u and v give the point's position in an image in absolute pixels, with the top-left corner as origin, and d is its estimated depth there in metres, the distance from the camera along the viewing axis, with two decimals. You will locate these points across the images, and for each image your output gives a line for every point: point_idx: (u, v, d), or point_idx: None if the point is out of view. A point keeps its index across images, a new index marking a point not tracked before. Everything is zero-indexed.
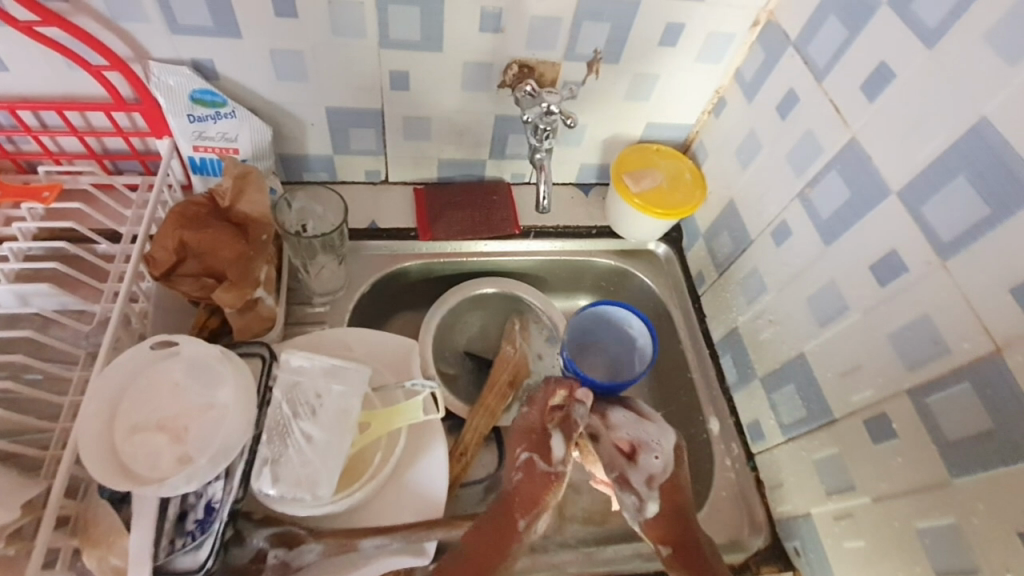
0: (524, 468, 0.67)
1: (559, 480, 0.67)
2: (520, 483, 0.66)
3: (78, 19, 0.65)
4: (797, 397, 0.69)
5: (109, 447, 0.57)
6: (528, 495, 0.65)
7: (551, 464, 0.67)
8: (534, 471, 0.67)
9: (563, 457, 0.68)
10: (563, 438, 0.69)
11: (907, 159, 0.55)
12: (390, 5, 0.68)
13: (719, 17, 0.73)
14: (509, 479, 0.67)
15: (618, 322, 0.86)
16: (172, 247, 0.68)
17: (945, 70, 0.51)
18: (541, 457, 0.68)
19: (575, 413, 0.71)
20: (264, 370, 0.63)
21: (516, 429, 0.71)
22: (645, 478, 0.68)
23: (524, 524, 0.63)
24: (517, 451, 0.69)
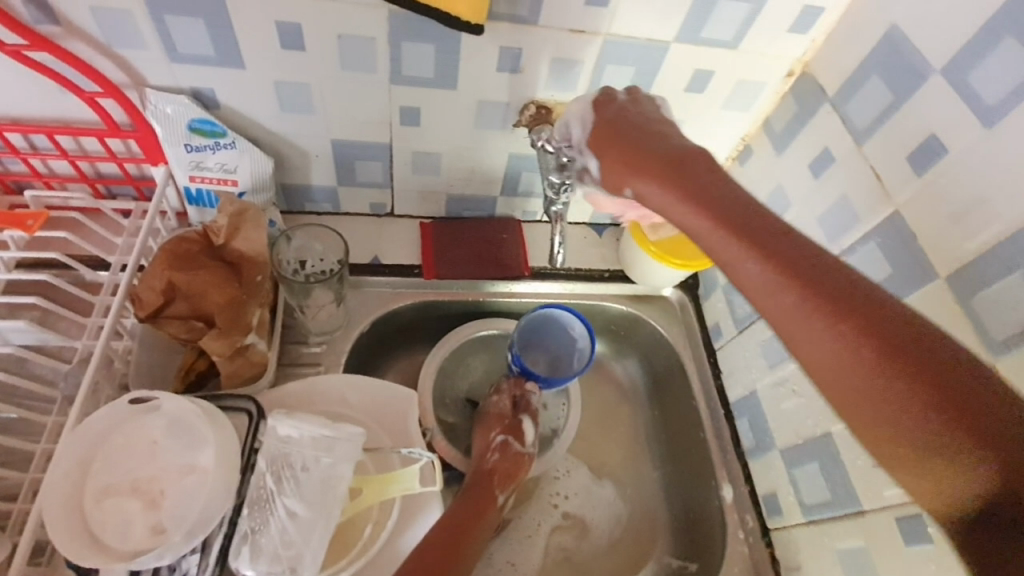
0: (502, 450, 0.76)
1: (529, 457, 0.77)
2: (496, 462, 0.74)
3: (70, 44, 0.62)
4: (821, 477, 0.66)
5: (77, 511, 0.53)
6: (503, 472, 0.74)
7: (522, 444, 0.77)
8: (509, 450, 0.76)
9: (532, 438, 0.79)
10: (531, 422, 0.80)
11: (956, 246, 0.52)
12: (404, 42, 0.64)
13: (750, 65, 0.69)
14: (487, 459, 0.75)
15: (557, 323, 0.82)
16: (160, 287, 0.63)
17: (1000, 156, 0.49)
18: (514, 439, 0.77)
19: (534, 401, 0.81)
20: (251, 429, 0.59)
21: (488, 417, 0.79)
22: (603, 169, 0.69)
23: (503, 497, 0.72)
24: (493, 435, 0.77)
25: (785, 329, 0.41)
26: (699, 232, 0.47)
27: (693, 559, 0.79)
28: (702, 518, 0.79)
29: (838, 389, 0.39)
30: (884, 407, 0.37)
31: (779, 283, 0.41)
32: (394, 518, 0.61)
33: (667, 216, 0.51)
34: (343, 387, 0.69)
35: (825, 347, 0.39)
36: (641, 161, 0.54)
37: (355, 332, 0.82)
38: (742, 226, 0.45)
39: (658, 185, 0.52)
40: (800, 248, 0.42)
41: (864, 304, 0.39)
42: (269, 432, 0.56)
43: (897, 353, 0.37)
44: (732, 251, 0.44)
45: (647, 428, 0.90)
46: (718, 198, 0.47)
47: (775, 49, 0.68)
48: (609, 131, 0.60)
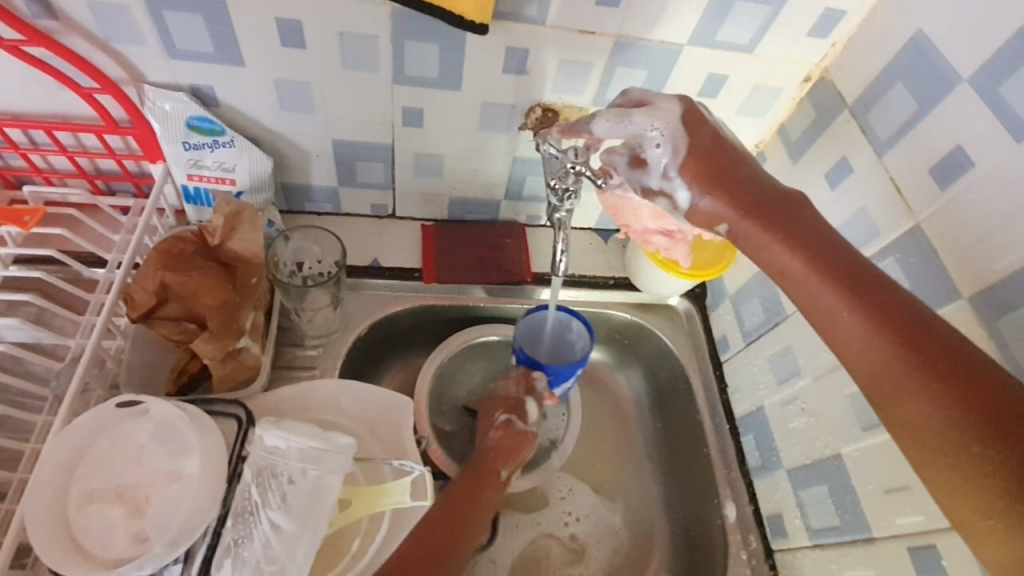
0: (504, 429, 0.74)
1: (533, 438, 0.75)
2: (498, 439, 0.73)
3: (68, 39, 0.60)
4: (830, 501, 0.63)
5: (60, 517, 0.51)
6: (503, 449, 0.72)
7: (526, 423, 0.75)
8: (511, 428, 0.74)
9: (536, 418, 0.76)
10: (537, 404, 0.77)
11: (981, 265, 0.50)
12: (408, 40, 0.62)
13: (766, 70, 0.67)
14: (489, 437, 0.74)
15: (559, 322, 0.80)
16: (152, 288, 0.62)
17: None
18: (517, 418, 0.75)
19: (538, 386, 0.77)
20: (240, 435, 0.58)
21: (493, 399, 0.78)
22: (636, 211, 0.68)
23: (507, 473, 0.70)
24: (495, 415, 0.76)
25: (877, 379, 0.43)
26: (790, 273, 0.49)
27: None
28: (704, 538, 0.76)
29: (926, 442, 0.40)
30: (972, 466, 0.38)
31: (878, 335, 0.43)
32: (384, 531, 0.60)
33: (757, 254, 0.52)
34: (336, 393, 0.68)
35: (918, 401, 0.41)
36: (734, 197, 0.54)
37: (352, 336, 0.80)
38: (844, 274, 0.46)
39: (746, 220, 0.52)
40: (899, 302, 0.44)
41: (958, 366, 0.40)
42: (256, 442, 0.54)
43: (993, 416, 0.38)
44: (831, 298, 0.46)
45: (649, 441, 0.88)
46: (814, 243, 0.49)
47: (792, 53, 0.65)
48: (698, 165, 0.56)
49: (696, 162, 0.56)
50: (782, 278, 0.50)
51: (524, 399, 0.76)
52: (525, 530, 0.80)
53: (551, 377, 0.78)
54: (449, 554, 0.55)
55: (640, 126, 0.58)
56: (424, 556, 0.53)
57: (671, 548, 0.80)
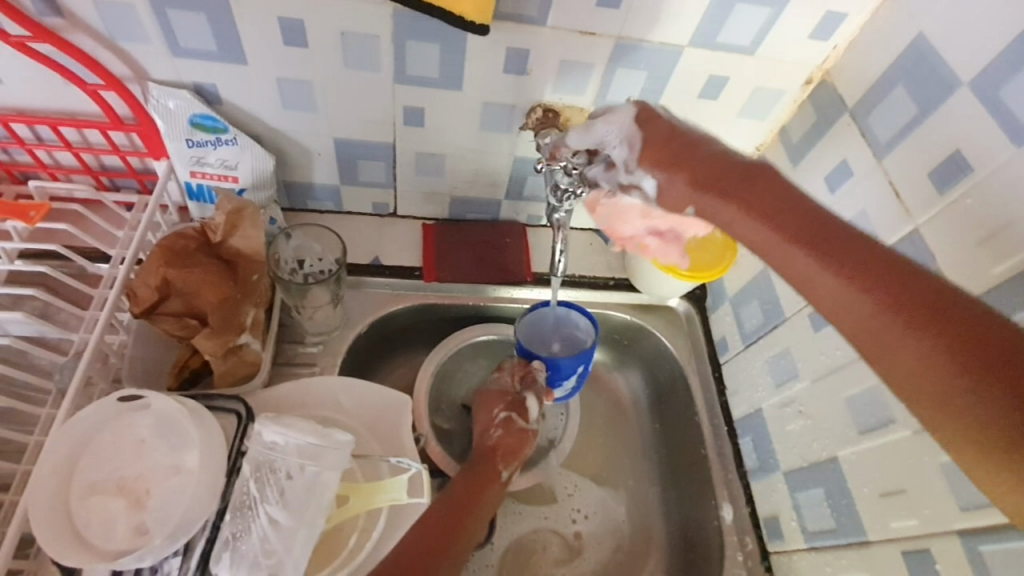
0: (505, 427, 0.74)
1: (533, 435, 0.75)
2: (500, 438, 0.73)
3: (73, 37, 0.61)
4: (826, 504, 0.63)
5: (62, 508, 0.52)
6: (507, 449, 0.73)
7: (527, 421, 0.75)
8: (511, 427, 0.74)
9: (537, 415, 0.76)
10: (536, 399, 0.75)
11: (979, 269, 0.49)
12: (409, 40, 0.63)
13: (767, 72, 0.67)
14: (489, 436, 0.73)
15: (561, 317, 0.80)
16: (154, 284, 0.63)
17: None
18: (517, 415, 0.75)
19: (538, 378, 0.75)
20: (239, 431, 0.59)
21: (489, 394, 0.77)
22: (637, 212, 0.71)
23: (507, 474, 0.70)
24: (495, 412, 0.75)
25: (868, 338, 0.42)
26: (761, 243, 0.48)
27: None
28: (701, 537, 0.77)
29: (928, 399, 0.38)
30: (977, 418, 0.36)
31: (862, 295, 0.42)
32: (381, 528, 0.60)
33: (729, 228, 0.51)
34: (336, 390, 0.68)
35: (914, 357, 0.39)
36: (700, 174, 0.54)
37: (352, 334, 0.81)
38: (816, 238, 0.45)
39: (712, 195, 0.52)
40: (876, 256, 0.43)
41: (949, 314, 0.39)
42: (255, 437, 0.55)
43: (992, 360, 0.36)
44: (805, 263, 0.45)
45: (648, 441, 0.88)
46: (783, 209, 0.48)
47: (793, 56, 0.65)
48: (659, 145, 0.58)
49: (658, 143, 0.57)
50: (755, 248, 0.49)
51: (524, 396, 0.75)
52: (530, 516, 0.81)
53: (551, 370, 0.75)
54: (450, 550, 0.55)
55: (600, 133, 0.62)
56: (425, 553, 0.54)
57: (670, 548, 0.80)
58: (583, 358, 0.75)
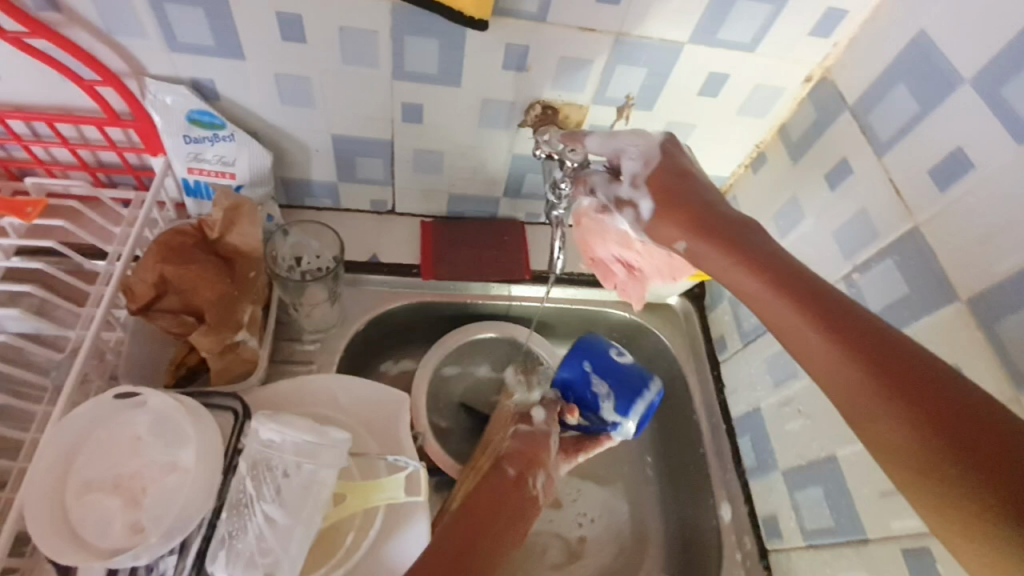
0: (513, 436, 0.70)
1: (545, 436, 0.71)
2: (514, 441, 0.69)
3: (70, 32, 0.61)
4: (824, 503, 0.63)
5: (57, 506, 0.52)
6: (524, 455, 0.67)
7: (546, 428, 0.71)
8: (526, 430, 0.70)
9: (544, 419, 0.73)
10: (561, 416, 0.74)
11: (980, 267, 0.49)
12: (407, 36, 0.62)
13: (767, 70, 0.66)
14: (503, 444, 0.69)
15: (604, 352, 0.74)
16: (151, 281, 0.62)
17: None
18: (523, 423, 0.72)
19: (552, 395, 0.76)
20: (236, 429, 0.58)
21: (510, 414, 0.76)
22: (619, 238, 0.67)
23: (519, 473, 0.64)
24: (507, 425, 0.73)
25: (847, 399, 0.43)
26: (752, 295, 0.50)
27: None
28: (700, 538, 0.76)
29: (902, 466, 0.40)
30: (947, 488, 0.37)
31: (844, 357, 0.43)
32: (378, 526, 0.60)
33: (722, 276, 0.53)
34: (332, 387, 0.68)
35: (889, 423, 0.40)
36: (697, 220, 0.55)
37: (350, 332, 0.81)
38: (805, 297, 0.47)
39: (708, 243, 0.54)
40: (858, 319, 0.45)
41: (924, 383, 0.40)
42: (252, 435, 0.54)
43: (963, 435, 0.38)
44: (794, 319, 0.47)
45: (647, 440, 0.88)
46: (774, 263, 0.50)
47: (794, 53, 0.65)
48: (661, 184, 0.59)
49: (661, 186, 0.59)
50: (746, 299, 0.51)
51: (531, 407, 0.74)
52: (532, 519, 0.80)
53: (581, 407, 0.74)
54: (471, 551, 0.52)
55: (620, 142, 0.62)
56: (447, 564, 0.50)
57: (668, 549, 0.80)
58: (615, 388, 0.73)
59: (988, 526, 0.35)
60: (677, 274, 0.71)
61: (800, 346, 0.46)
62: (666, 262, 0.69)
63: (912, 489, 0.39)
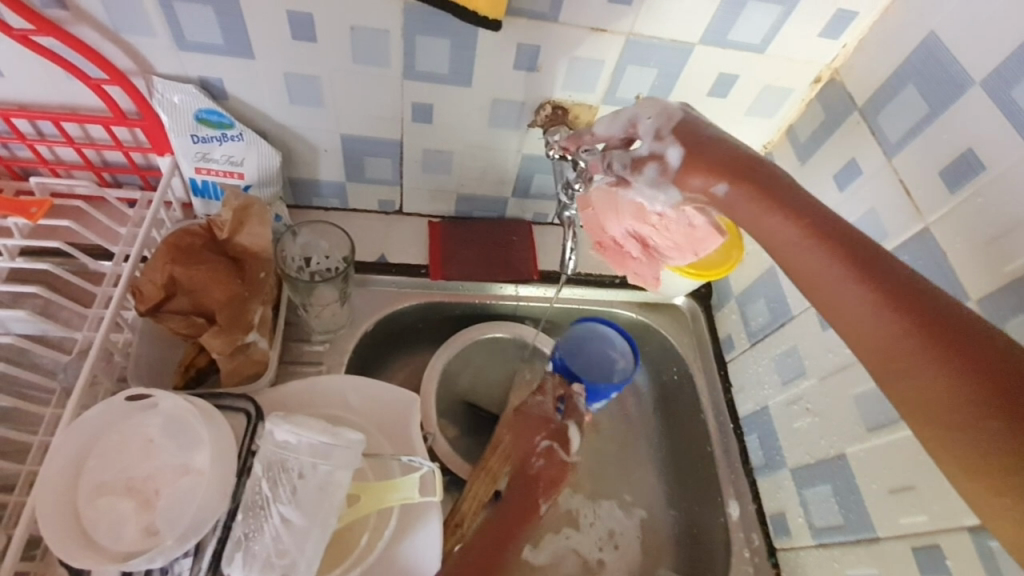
0: (546, 456, 0.73)
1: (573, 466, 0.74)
2: (542, 468, 0.72)
3: (77, 29, 0.60)
4: (834, 501, 0.64)
5: (70, 509, 0.51)
6: (549, 479, 0.71)
7: (568, 453, 0.75)
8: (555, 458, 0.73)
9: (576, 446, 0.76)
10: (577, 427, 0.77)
11: (991, 267, 0.50)
12: (419, 35, 0.62)
13: (776, 70, 0.67)
14: (532, 466, 0.72)
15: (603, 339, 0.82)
16: (161, 282, 0.62)
17: None
18: (559, 446, 0.74)
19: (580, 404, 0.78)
20: (248, 431, 0.58)
21: (531, 418, 0.76)
22: (634, 211, 0.63)
23: (547, 507, 0.69)
24: (537, 439, 0.74)
25: (881, 351, 0.43)
26: (785, 245, 0.49)
27: None
28: (709, 537, 0.77)
29: (927, 415, 0.40)
30: (977, 436, 0.37)
31: (884, 309, 0.43)
32: (392, 527, 0.60)
33: (753, 228, 0.51)
34: (343, 388, 0.68)
35: (925, 375, 0.40)
36: (732, 169, 0.53)
37: (358, 332, 0.81)
38: (845, 244, 0.46)
39: (742, 193, 0.52)
40: (895, 268, 0.44)
41: (963, 337, 0.40)
42: (267, 437, 0.54)
43: (1002, 389, 0.37)
44: (832, 269, 0.46)
45: (654, 439, 0.88)
46: (812, 213, 0.49)
47: (802, 55, 0.65)
48: (687, 136, 0.57)
49: (687, 137, 0.57)
50: (775, 248, 0.50)
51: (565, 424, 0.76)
52: (553, 543, 0.80)
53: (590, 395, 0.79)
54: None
55: (636, 112, 0.60)
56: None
57: (677, 548, 0.80)
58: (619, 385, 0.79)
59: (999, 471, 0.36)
60: (700, 250, 0.66)
61: (832, 293, 0.46)
62: (687, 236, 0.65)
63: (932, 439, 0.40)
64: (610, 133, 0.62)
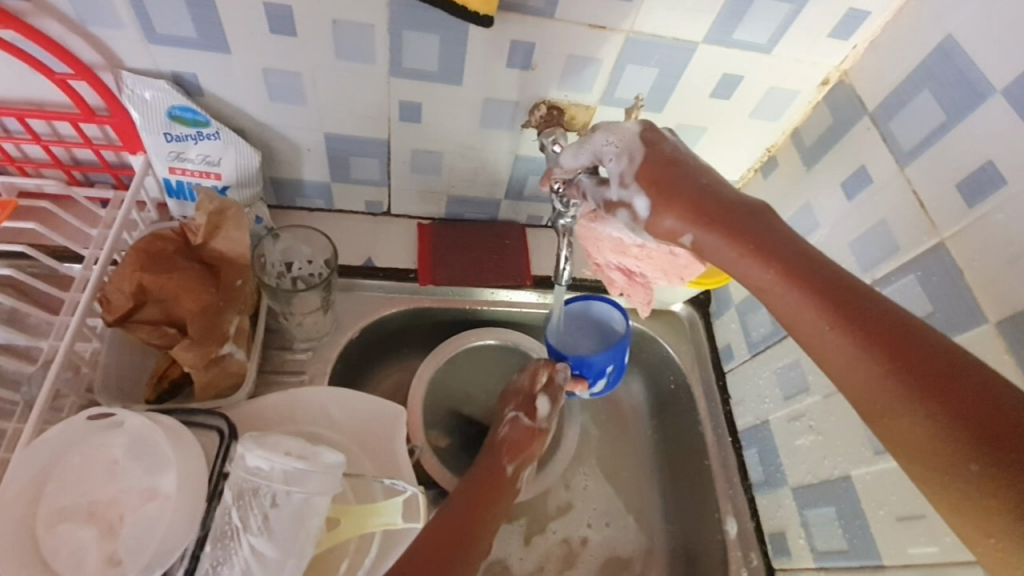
0: (512, 424, 0.71)
1: (543, 433, 0.72)
2: (507, 436, 0.70)
3: (39, 20, 0.56)
4: (837, 524, 0.61)
5: (28, 535, 0.48)
6: (512, 445, 0.70)
7: (535, 419, 0.72)
8: (519, 426, 0.71)
9: (548, 413, 0.72)
10: (550, 399, 0.72)
11: (1011, 286, 0.46)
12: (406, 30, 0.58)
13: (783, 72, 0.63)
14: (497, 431, 0.71)
15: (598, 316, 0.77)
16: (129, 290, 0.58)
17: None
18: (526, 414, 0.72)
19: (560, 379, 0.73)
20: (220, 451, 0.55)
21: (506, 393, 0.75)
22: (613, 245, 0.61)
23: (513, 468, 0.68)
24: (506, 410, 0.73)
25: (864, 398, 0.40)
26: (762, 286, 0.46)
27: None
28: (703, 552, 0.75)
29: (919, 465, 0.37)
30: (968, 485, 0.35)
31: (863, 354, 0.40)
32: (374, 553, 0.56)
33: (729, 268, 0.48)
34: (325, 401, 0.65)
35: (913, 424, 0.37)
36: (695, 208, 0.49)
37: (342, 340, 0.77)
38: (822, 287, 0.43)
39: (713, 234, 0.48)
40: (877, 308, 0.41)
41: (949, 378, 0.37)
42: (238, 461, 0.50)
43: (998, 440, 0.34)
44: (809, 313, 0.43)
45: (649, 447, 0.86)
46: (784, 251, 0.45)
47: (812, 56, 0.62)
48: (653, 179, 0.52)
49: (652, 177, 0.52)
50: (756, 291, 0.46)
51: (537, 395, 0.72)
52: (541, 543, 0.78)
53: (578, 369, 0.73)
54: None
55: (598, 145, 0.56)
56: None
57: (671, 564, 0.78)
58: (613, 355, 0.72)
59: (995, 517, 0.34)
60: (686, 273, 0.62)
61: (814, 339, 0.42)
62: (670, 261, 0.61)
63: (927, 486, 0.37)
64: (577, 165, 0.59)
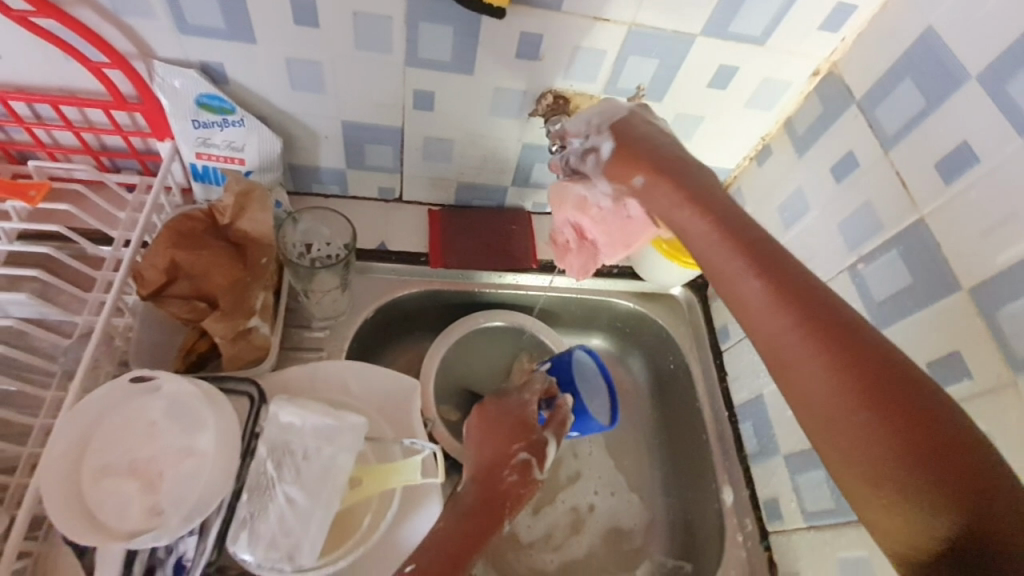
0: (522, 470, 0.59)
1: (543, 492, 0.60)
2: (513, 483, 0.57)
3: (76, 11, 0.60)
4: (826, 485, 0.65)
5: (73, 489, 0.52)
6: (516, 498, 0.57)
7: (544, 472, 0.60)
8: (528, 474, 0.58)
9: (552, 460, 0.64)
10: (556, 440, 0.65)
11: (984, 255, 0.50)
12: (422, 22, 0.62)
13: (776, 63, 0.67)
14: (503, 477, 0.58)
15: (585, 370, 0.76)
16: (162, 266, 0.62)
17: None
18: (537, 459, 0.61)
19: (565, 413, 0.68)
20: (252, 413, 0.59)
21: (512, 414, 0.65)
22: (577, 203, 0.67)
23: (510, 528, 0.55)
24: (513, 444, 0.61)
25: (775, 350, 0.44)
26: (699, 235, 0.50)
27: (688, 560, 0.79)
28: (701, 519, 0.79)
29: (812, 409, 0.41)
30: (856, 427, 0.39)
31: (777, 305, 0.43)
32: (394, 508, 0.60)
33: (673, 221, 0.53)
34: (345, 374, 0.69)
35: (820, 388, 0.41)
36: (655, 163, 0.56)
37: (358, 319, 0.81)
38: (751, 244, 0.47)
39: (664, 188, 0.54)
40: (798, 272, 0.45)
41: (846, 333, 0.41)
42: (270, 419, 0.55)
43: (876, 391, 0.39)
44: (733, 264, 0.47)
45: (650, 423, 0.90)
46: (725, 212, 0.50)
47: (803, 48, 0.66)
48: (623, 132, 0.60)
49: (622, 134, 0.60)
50: (692, 241, 0.51)
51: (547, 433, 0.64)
52: (548, 512, 0.82)
53: None
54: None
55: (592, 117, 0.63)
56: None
57: (671, 532, 0.82)
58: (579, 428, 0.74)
59: (877, 457, 0.38)
60: (629, 243, 0.70)
61: (735, 289, 0.46)
62: (621, 229, 0.67)
63: (814, 428, 0.41)
64: (579, 131, 0.63)
